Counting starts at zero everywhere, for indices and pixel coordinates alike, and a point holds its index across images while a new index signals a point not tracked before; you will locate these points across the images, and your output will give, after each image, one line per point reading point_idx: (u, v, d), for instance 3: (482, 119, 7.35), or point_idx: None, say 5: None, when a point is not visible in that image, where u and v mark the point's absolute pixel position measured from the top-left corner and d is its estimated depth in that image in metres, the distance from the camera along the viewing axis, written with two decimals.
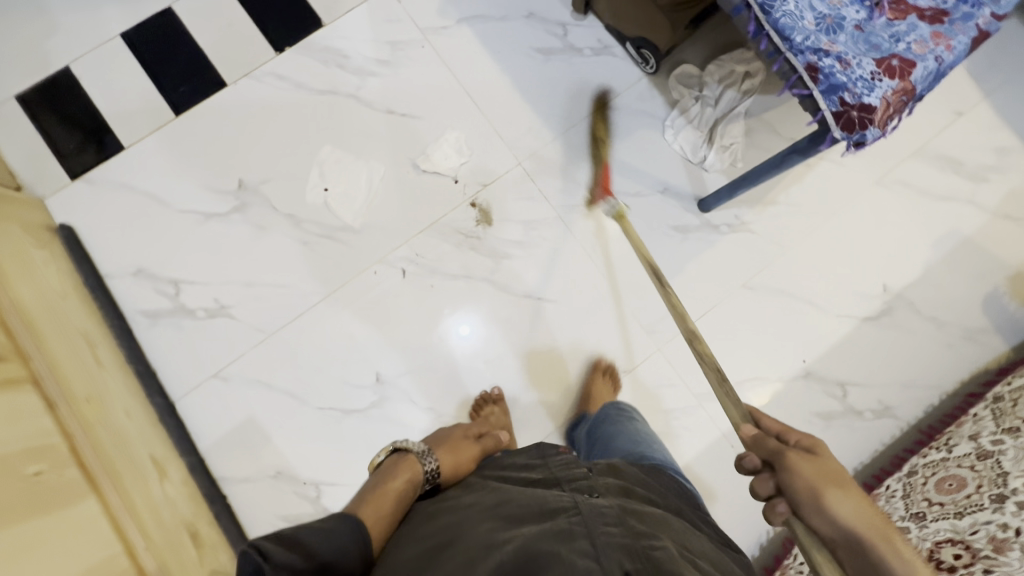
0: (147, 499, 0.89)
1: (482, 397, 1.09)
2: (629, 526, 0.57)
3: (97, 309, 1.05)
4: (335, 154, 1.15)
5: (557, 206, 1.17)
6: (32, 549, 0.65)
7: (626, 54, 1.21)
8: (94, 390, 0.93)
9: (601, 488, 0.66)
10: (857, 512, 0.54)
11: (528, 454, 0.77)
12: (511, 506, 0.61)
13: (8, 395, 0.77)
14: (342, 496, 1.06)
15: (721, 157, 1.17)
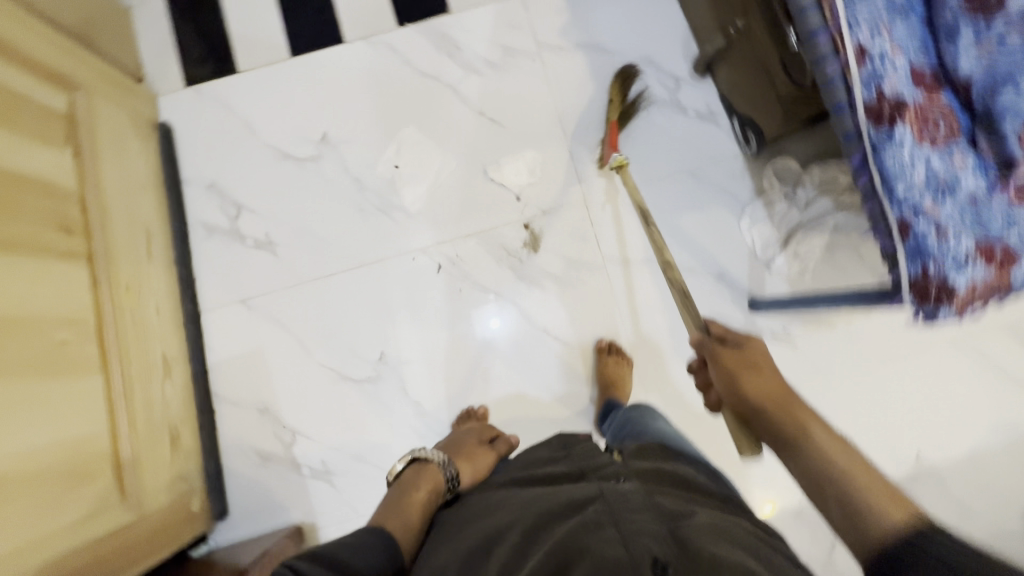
0: (147, 392, 0.97)
1: (466, 413, 1.10)
2: (658, 511, 0.61)
3: (166, 208, 1.14)
4: (416, 136, 1.18)
5: (606, 255, 1.15)
6: (33, 407, 0.73)
7: (731, 128, 1.16)
8: (139, 277, 1.02)
9: (629, 476, 0.71)
10: (763, 386, 0.67)
11: (553, 451, 0.85)
12: (540, 504, 0.67)
13: (61, 264, 0.85)
14: (313, 451, 1.11)
15: (790, 264, 1.11)
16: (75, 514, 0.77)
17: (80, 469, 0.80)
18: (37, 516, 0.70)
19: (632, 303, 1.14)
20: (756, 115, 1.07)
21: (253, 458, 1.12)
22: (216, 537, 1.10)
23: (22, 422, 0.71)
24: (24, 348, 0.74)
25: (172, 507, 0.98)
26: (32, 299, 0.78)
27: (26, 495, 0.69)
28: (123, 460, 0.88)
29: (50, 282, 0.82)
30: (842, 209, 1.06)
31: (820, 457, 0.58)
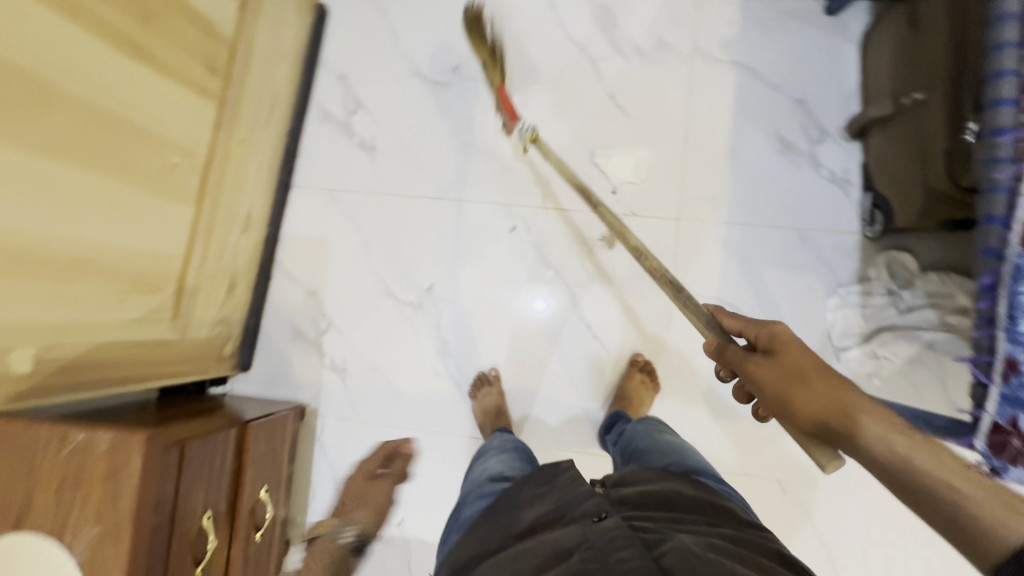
0: (224, 237, 1.06)
1: (480, 376, 1.14)
2: (641, 544, 0.67)
3: (298, 82, 1.21)
4: (540, 97, 1.17)
5: (676, 278, 1.11)
6: (125, 211, 0.82)
7: (859, 202, 1.07)
8: (254, 135, 1.09)
9: (612, 508, 0.75)
10: (825, 400, 0.59)
11: (537, 479, 0.85)
12: (527, 556, 0.70)
13: (193, 97, 0.92)
14: (339, 347, 1.18)
15: (863, 361, 1.03)
16: (131, 314, 0.87)
17: (149, 279, 0.89)
18: (93, 302, 0.80)
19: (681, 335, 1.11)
20: (892, 199, 0.98)
21: (287, 330, 1.20)
22: (234, 382, 1.21)
23: (107, 221, 0.79)
24: (133, 158, 0.82)
25: (210, 343, 1.08)
26: (160, 119, 0.86)
27: (88, 281, 0.78)
28: (185, 286, 0.97)
29: (178, 109, 0.89)
30: (945, 328, 0.98)
31: (931, 486, 0.52)
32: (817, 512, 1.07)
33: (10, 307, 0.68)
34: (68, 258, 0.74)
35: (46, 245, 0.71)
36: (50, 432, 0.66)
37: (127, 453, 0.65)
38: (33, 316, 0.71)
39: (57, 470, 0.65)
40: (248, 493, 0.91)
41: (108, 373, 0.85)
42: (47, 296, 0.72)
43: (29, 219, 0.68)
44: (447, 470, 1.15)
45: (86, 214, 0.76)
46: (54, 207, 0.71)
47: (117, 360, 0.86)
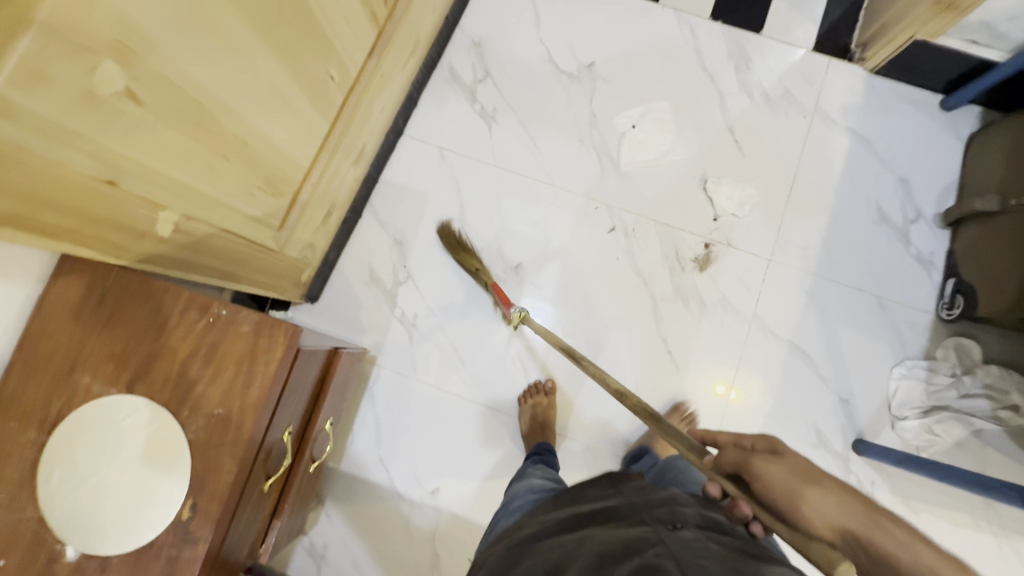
0: (339, 164, 1.03)
1: (535, 385, 1.13)
2: (722, 557, 0.58)
3: (434, 37, 1.21)
4: (664, 114, 1.21)
5: (756, 315, 1.14)
6: (286, 107, 0.79)
7: (937, 286, 1.14)
8: (392, 75, 1.08)
9: (684, 514, 0.67)
10: (841, 506, 0.55)
11: (597, 483, 0.82)
12: (596, 545, 0.64)
13: (364, 19, 0.90)
14: (412, 302, 1.17)
15: (917, 434, 1.08)
16: (253, 214, 0.83)
17: (277, 183, 0.86)
18: (235, 191, 0.75)
19: (750, 369, 1.13)
20: (978, 288, 1.04)
21: (364, 274, 1.18)
22: (296, 310, 1.17)
23: (272, 114, 0.76)
24: (307, 60, 0.79)
25: (295, 264, 1.04)
26: (337, 29, 0.84)
27: (240, 166, 0.73)
28: (298, 200, 0.94)
29: (351, 25, 0.87)
30: (994, 419, 1.06)
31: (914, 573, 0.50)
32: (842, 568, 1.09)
33: (181, 169, 0.63)
34: (235, 137, 0.70)
35: (224, 116, 0.66)
36: (191, 301, 0.64)
37: (271, 340, 0.63)
38: (190, 187, 0.66)
39: (190, 341, 0.63)
40: (319, 423, 0.88)
41: (218, 266, 0.80)
42: (207, 168, 0.67)
43: (221, 85, 0.64)
44: (492, 449, 1.12)
45: (260, 100, 0.72)
46: (243, 81, 0.67)
47: (229, 254, 0.81)
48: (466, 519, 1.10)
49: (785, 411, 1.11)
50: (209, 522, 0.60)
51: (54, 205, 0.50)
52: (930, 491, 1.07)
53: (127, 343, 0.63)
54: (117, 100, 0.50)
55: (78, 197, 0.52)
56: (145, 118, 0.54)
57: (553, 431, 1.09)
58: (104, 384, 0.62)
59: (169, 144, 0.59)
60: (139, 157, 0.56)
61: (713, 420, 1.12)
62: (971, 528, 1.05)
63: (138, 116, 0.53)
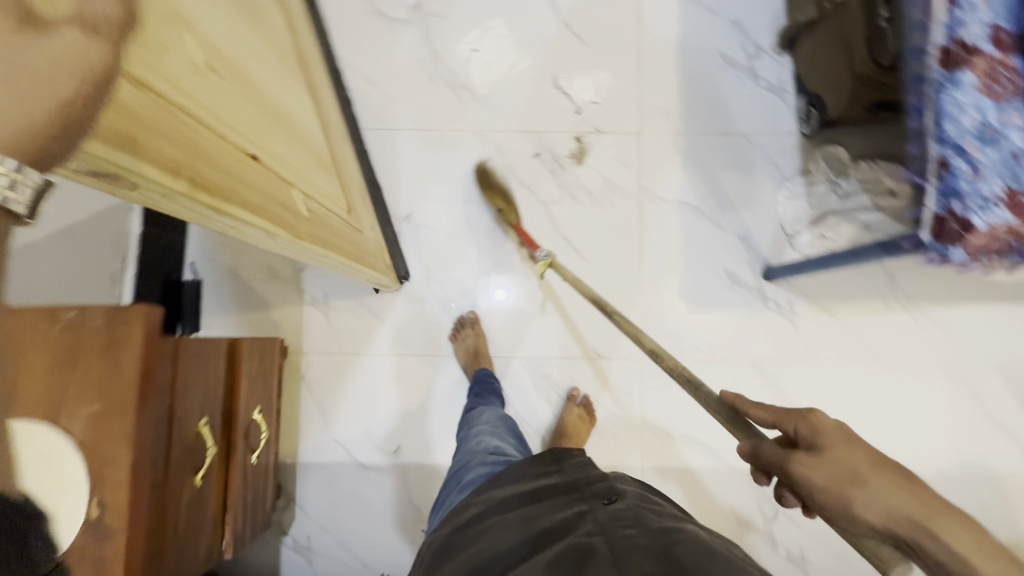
0: (337, 138, 1.02)
1: (460, 320, 1.15)
2: (650, 529, 0.57)
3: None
4: (500, 29, 1.22)
5: (642, 187, 1.18)
6: (288, 78, 0.77)
7: (794, 106, 1.19)
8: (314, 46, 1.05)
9: (621, 493, 0.66)
10: (889, 497, 0.51)
11: (544, 458, 0.77)
12: (529, 527, 0.62)
13: None
14: (317, 282, 1.16)
15: (814, 243, 1.14)
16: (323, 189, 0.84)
17: (321, 159, 0.86)
18: (303, 166, 0.76)
19: (653, 239, 1.17)
20: (822, 95, 1.10)
21: (262, 271, 1.17)
22: (207, 325, 1.15)
23: (284, 85, 0.75)
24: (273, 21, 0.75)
25: (377, 246, 1.07)
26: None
27: (291, 138, 0.73)
28: (342, 178, 0.96)
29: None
30: (878, 210, 1.08)
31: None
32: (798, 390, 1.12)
33: (267, 141, 0.63)
34: (276, 108, 0.69)
35: (262, 83, 0.64)
36: (33, 314, 0.62)
37: (128, 325, 0.62)
38: (277, 160, 0.66)
39: (47, 352, 0.62)
40: (243, 417, 0.88)
41: (335, 245, 0.83)
42: (278, 139, 0.67)
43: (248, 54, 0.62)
44: (439, 392, 1.14)
45: (270, 66, 0.70)
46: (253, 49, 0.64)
47: (335, 235, 0.84)
48: (435, 465, 1.12)
49: (695, 265, 1.15)
50: (121, 512, 0.60)
51: (231, 179, 0.51)
52: (841, 291, 1.14)
53: None
54: (207, 62, 0.49)
55: (238, 172, 0.53)
56: (228, 87, 0.53)
57: (488, 355, 1.12)
58: None
59: (251, 112, 0.59)
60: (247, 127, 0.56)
61: (636, 295, 1.15)
62: (885, 312, 1.13)
63: (228, 86, 0.53)
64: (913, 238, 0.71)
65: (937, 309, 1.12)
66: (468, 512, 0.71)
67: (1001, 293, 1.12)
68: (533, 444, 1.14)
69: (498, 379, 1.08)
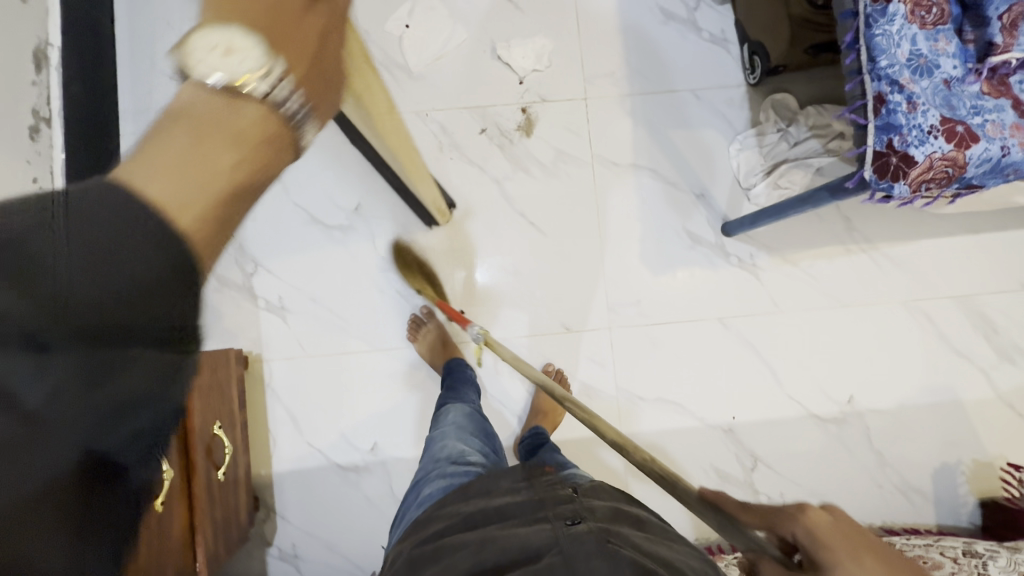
0: None
1: (415, 319, 1.11)
2: (611, 550, 0.57)
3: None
4: (431, 2, 1.16)
5: (594, 153, 1.15)
6: None
7: (739, 56, 1.18)
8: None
9: (586, 511, 0.66)
10: None
11: (513, 479, 0.77)
12: (491, 549, 0.61)
13: None
14: (270, 287, 1.12)
15: (769, 194, 1.12)
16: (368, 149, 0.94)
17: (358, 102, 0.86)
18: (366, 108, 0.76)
19: (611, 205, 1.15)
20: (763, 40, 1.07)
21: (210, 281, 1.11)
22: None
23: None
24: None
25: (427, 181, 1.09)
26: None
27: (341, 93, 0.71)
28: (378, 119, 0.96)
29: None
30: (829, 154, 1.09)
31: None
32: (766, 341, 1.13)
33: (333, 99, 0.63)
34: None
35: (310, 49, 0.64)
36: None
37: None
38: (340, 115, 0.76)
39: None
40: (203, 433, 0.84)
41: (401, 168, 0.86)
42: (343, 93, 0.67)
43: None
44: (410, 385, 1.12)
45: None
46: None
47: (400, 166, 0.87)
48: (413, 458, 1.10)
49: (654, 228, 1.14)
50: None
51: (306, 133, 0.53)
52: (799, 240, 1.14)
53: None
54: None
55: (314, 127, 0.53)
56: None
57: (453, 344, 1.11)
58: None
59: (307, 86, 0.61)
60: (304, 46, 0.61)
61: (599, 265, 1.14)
62: (844, 256, 1.14)
63: None
64: (857, 176, 0.69)
65: (892, 248, 1.14)
66: (433, 525, 0.70)
67: (952, 226, 1.14)
68: (510, 427, 1.13)
69: (464, 367, 1.06)
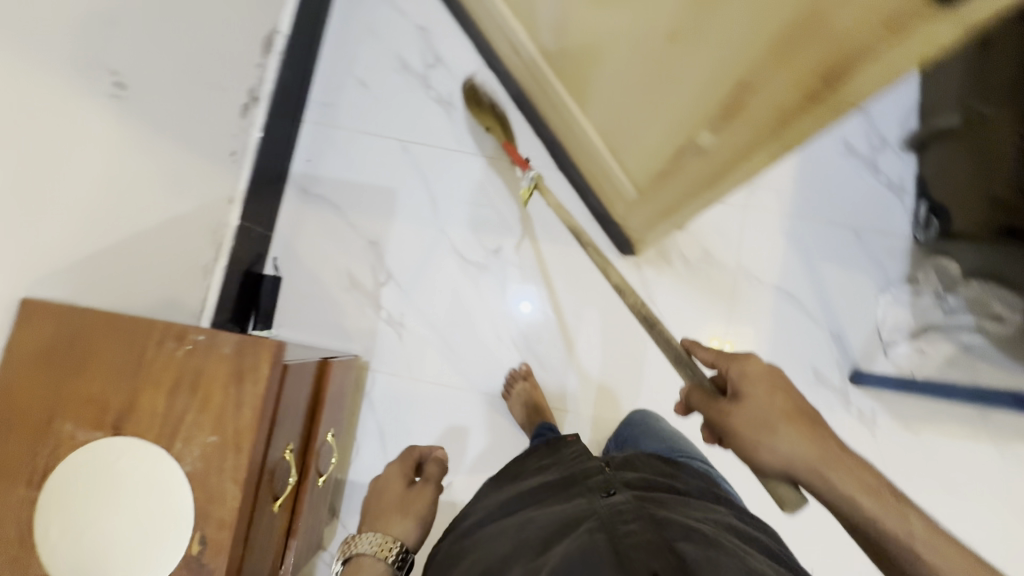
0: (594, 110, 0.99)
1: (511, 372, 1.12)
2: (652, 524, 0.60)
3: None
4: None
5: (739, 263, 1.15)
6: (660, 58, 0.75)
7: (912, 210, 1.16)
8: (479, 15, 1.16)
9: (618, 483, 0.70)
10: (791, 453, 0.59)
11: (540, 456, 0.83)
12: (531, 528, 0.65)
13: None
14: (396, 301, 1.15)
15: (908, 357, 1.11)
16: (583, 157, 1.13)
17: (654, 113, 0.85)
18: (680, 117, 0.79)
19: (744, 318, 1.13)
20: (949, 205, 1.05)
21: (343, 280, 1.15)
22: (279, 325, 1.14)
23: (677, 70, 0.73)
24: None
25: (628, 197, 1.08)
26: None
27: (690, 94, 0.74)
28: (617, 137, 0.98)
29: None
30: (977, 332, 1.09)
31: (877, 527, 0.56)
32: None
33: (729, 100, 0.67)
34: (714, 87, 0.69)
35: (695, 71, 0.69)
36: (165, 330, 0.61)
37: (256, 358, 0.61)
38: (626, 160, 1.00)
39: (171, 372, 0.60)
40: (320, 442, 0.87)
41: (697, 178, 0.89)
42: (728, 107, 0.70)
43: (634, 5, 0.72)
44: (498, 434, 1.13)
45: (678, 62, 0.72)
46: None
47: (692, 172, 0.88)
48: None
49: (782, 355, 1.12)
50: (221, 554, 0.58)
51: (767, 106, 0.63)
52: (926, 410, 1.10)
53: (104, 382, 0.60)
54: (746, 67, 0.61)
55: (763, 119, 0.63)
56: (675, 49, 0.70)
57: (547, 411, 1.09)
58: (88, 429, 0.59)
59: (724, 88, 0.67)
60: (642, 132, 0.90)
61: None
62: (969, 440, 1.09)
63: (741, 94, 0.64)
64: None
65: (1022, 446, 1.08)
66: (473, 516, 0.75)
67: None
68: None
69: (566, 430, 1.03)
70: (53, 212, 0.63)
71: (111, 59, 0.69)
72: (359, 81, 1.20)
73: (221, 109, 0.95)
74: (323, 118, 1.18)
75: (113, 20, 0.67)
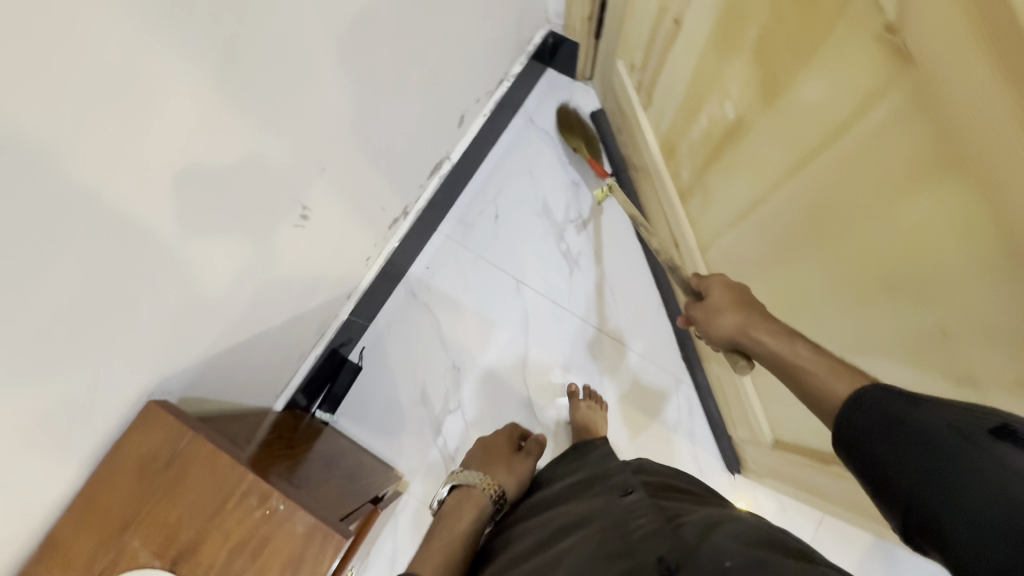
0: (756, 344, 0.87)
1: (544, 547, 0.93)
2: (661, 515, 0.57)
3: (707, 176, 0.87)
4: None
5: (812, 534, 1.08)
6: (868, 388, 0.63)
7: None
8: (647, 195, 1.15)
9: (636, 481, 0.66)
10: (731, 325, 0.61)
11: (567, 462, 0.83)
12: (545, 555, 0.59)
13: (820, 232, 0.62)
14: (456, 433, 1.14)
15: None
16: (712, 360, 1.09)
17: None
18: None
19: None
20: None
21: (416, 392, 1.16)
22: (341, 415, 1.16)
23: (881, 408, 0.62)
24: (870, 238, 0.54)
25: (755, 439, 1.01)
26: (864, 306, 0.58)
27: None
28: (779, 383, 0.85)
29: (857, 164, 0.53)
30: None
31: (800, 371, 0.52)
32: None
33: None
34: None
35: None
36: (253, 485, 0.65)
37: (322, 547, 0.63)
38: (774, 409, 0.91)
39: (241, 530, 0.64)
40: None
41: None
42: None
43: (868, 323, 0.58)
44: None
45: None
46: (864, 288, 0.57)
47: None
48: None
49: None
50: None
51: None
52: None
53: (182, 514, 0.64)
54: None
55: None
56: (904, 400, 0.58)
57: None
58: (151, 555, 0.63)
59: None
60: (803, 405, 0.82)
61: None
62: None
63: None
64: None
65: None
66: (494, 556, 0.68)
67: None
68: None
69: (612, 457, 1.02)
70: (207, 329, 0.67)
71: (306, 196, 0.73)
72: (499, 212, 1.24)
73: (375, 224, 1.00)
74: (455, 234, 1.23)
75: (317, 164, 0.71)
